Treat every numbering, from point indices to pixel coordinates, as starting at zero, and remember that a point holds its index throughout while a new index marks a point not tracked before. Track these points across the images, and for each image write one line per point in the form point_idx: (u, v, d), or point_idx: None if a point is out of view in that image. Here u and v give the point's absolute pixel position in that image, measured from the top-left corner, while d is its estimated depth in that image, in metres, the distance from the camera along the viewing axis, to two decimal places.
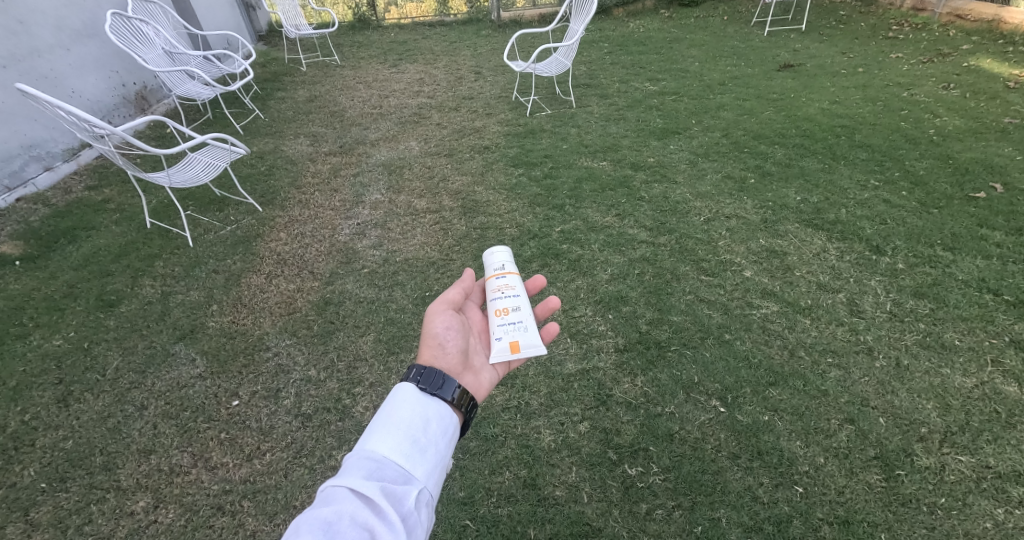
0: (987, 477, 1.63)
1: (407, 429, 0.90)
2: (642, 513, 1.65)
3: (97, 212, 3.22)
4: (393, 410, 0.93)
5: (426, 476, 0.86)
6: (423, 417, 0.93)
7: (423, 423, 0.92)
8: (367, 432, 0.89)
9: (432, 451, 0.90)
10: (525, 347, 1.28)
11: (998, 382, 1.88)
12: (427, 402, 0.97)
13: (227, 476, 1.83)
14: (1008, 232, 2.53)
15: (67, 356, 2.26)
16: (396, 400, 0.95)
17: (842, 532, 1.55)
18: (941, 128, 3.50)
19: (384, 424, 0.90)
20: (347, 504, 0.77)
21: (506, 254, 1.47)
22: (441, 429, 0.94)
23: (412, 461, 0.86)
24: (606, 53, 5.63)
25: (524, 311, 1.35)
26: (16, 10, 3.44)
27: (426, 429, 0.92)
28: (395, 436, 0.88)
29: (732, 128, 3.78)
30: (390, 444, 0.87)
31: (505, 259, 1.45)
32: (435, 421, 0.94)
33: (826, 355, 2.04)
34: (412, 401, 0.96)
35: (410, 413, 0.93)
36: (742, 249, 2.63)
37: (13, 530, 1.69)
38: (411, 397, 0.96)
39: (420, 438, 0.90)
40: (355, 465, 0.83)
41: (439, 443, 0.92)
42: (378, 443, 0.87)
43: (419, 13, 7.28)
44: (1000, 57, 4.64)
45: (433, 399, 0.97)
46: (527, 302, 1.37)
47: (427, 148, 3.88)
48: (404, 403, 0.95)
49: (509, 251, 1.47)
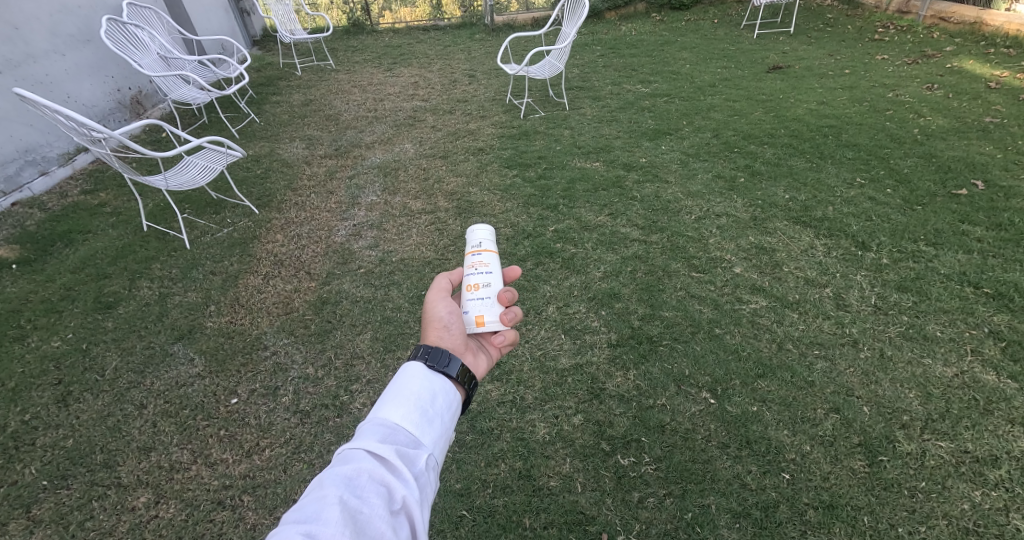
0: (965, 461, 1.68)
1: (417, 400, 0.94)
2: (634, 501, 1.69)
3: (93, 216, 3.24)
4: (403, 381, 0.97)
5: (434, 443, 0.91)
6: (431, 390, 0.97)
7: (431, 395, 0.96)
8: (379, 401, 0.93)
9: (439, 420, 0.94)
10: (490, 323, 1.26)
11: (977, 371, 1.94)
12: (433, 377, 0.99)
13: (227, 472, 1.86)
14: (988, 227, 2.60)
15: (66, 357, 2.28)
16: (404, 374, 0.98)
17: (827, 517, 1.60)
18: (925, 128, 3.58)
19: (394, 394, 0.94)
20: (366, 463, 0.84)
21: (485, 228, 1.41)
22: (448, 402, 0.98)
23: (422, 429, 0.91)
24: (599, 55, 5.70)
25: (495, 286, 1.30)
26: (12, 16, 3.47)
27: (433, 400, 0.95)
28: (405, 405, 0.93)
29: (722, 128, 3.85)
30: (401, 412, 0.91)
31: (484, 235, 1.38)
32: (442, 394, 0.98)
33: (814, 347, 2.10)
34: (420, 375, 0.99)
35: (418, 386, 0.96)
36: (732, 246, 2.68)
37: (15, 527, 1.71)
38: (418, 373, 0.99)
39: (428, 409, 0.94)
40: (369, 429, 0.89)
41: (445, 414, 0.96)
42: (390, 411, 0.91)
43: (413, 17, 7.35)
44: (982, 58, 4.74)
45: (438, 376, 1.00)
46: (499, 278, 1.32)
47: (422, 150, 3.93)
48: (413, 376, 0.98)
49: (488, 227, 1.40)
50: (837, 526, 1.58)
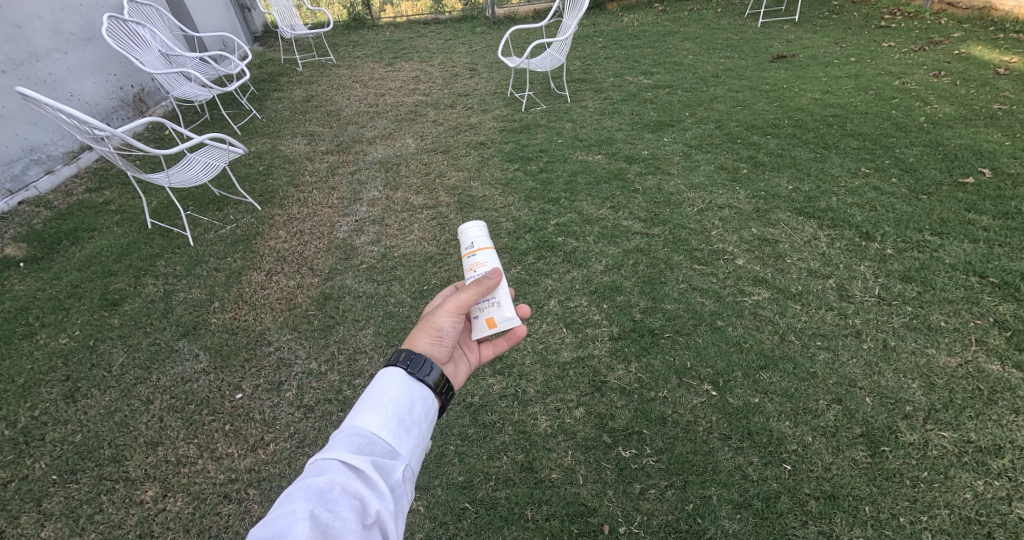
0: (968, 451, 1.68)
1: (394, 408, 0.96)
2: (636, 492, 1.70)
3: (98, 213, 3.27)
4: (380, 389, 0.98)
5: (410, 453, 0.92)
6: (409, 397, 0.99)
7: (409, 403, 0.98)
8: (355, 409, 0.94)
9: (416, 429, 0.96)
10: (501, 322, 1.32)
11: (982, 360, 1.93)
12: (412, 384, 1.01)
13: (232, 466, 1.88)
14: (995, 216, 2.57)
15: (74, 353, 2.31)
16: (382, 380, 0.99)
17: (828, 507, 1.60)
18: (932, 115, 3.54)
19: (371, 402, 0.95)
20: (339, 475, 0.84)
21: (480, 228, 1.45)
22: (425, 410, 1.00)
23: (398, 438, 0.93)
24: (600, 47, 5.67)
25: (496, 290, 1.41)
26: (15, 15, 3.49)
27: (412, 408, 0.97)
28: (381, 413, 0.94)
29: (725, 119, 3.82)
30: (377, 421, 0.93)
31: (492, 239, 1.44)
32: (420, 401, 0.99)
33: (816, 338, 2.09)
34: (399, 382, 1.00)
35: (397, 393, 0.98)
36: (734, 238, 2.67)
37: (27, 520, 1.75)
38: (397, 379, 1.00)
39: (406, 417, 0.96)
40: (344, 439, 0.89)
41: (423, 422, 0.98)
42: (366, 419, 0.92)
43: (414, 11, 7.32)
44: (990, 44, 4.68)
45: (418, 383, 1.02)
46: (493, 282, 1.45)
47: (424, 145, 3.92)
48: (390, 382, 0.99)
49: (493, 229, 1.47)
50: (838, 516, 1.58)
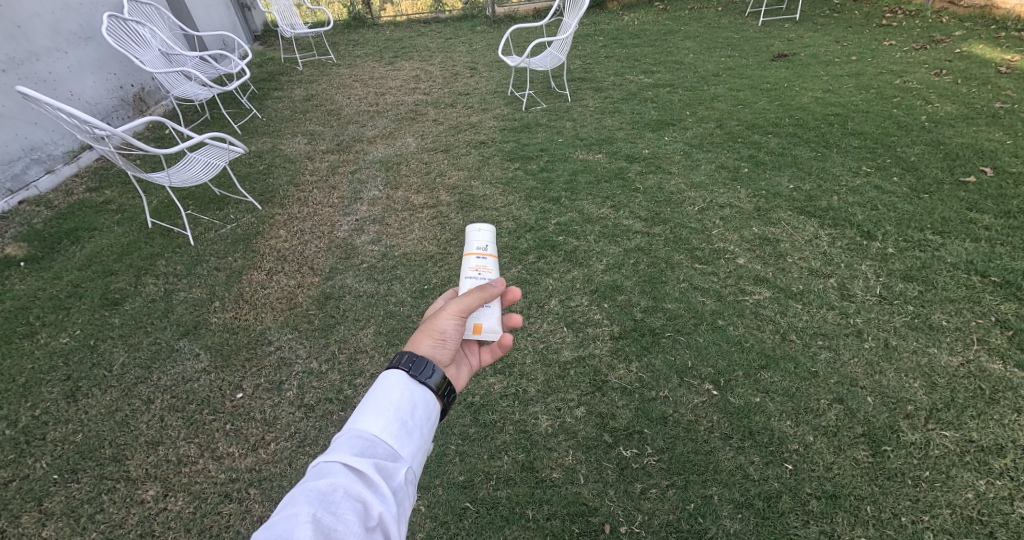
0: (970, 450, 1.68)
1: (396, 411, 0.96)
2: (637, 492, 1.70)
3: (99, 213, 3.26)
4: (381, 391, 0.98)
5: (412, 456, 0.93)
6: (411, 400, 0.99)
7: (410, 406, 0.98)
8: (356, 412, 0.94)
9: (418, 431, 0.96)
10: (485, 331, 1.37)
11: (984, 360, 1.93)
12: (414, 387, 1.01)
13: (233, 465, 1.88)
14: (996, 215, 2.56)
15: (74, 353, 2.30)
16: (384, 383, 1.00)
17: (829, 506, 1.60)
18: (933, 114, 3.53)
19: (373, 404, 0.95)
20: (342, 477, 0.84)
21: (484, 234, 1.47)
22: (426, 412, 1.00)
23: (400, 441, 0.93)
24: (601, 46, 5.66)
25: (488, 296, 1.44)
26: (16, 14, 3.49)
27: (413, 411, 0.97)
28: (383, 416, 0.94)
29: (726, 118, 3.82)
30: (379, 424, 0.93)
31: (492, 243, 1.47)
32: (422, 404, 0.99)
33: (817, 338, 2.08)
34: (400, 384, 1.00)
35: (398, 396, 0.98)
36: (735, 237, 2.66)
37: (28, 520, 1.75)
38: (399, 381, 1.00)
39: (407, 420, 0.96)
40: (346, 442, 0.89)
41: (425, 425, 0.98)
42: (368, 422, 0.92)
43: (414, 10, 7.32)
44: (992, 43, 4.67)
45: (420, 386, 1.01)
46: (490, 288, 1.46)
47: (424, 144, 3.92)
48: (392, 385, 0.99)
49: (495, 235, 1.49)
50: (840, 516, 1.58)
